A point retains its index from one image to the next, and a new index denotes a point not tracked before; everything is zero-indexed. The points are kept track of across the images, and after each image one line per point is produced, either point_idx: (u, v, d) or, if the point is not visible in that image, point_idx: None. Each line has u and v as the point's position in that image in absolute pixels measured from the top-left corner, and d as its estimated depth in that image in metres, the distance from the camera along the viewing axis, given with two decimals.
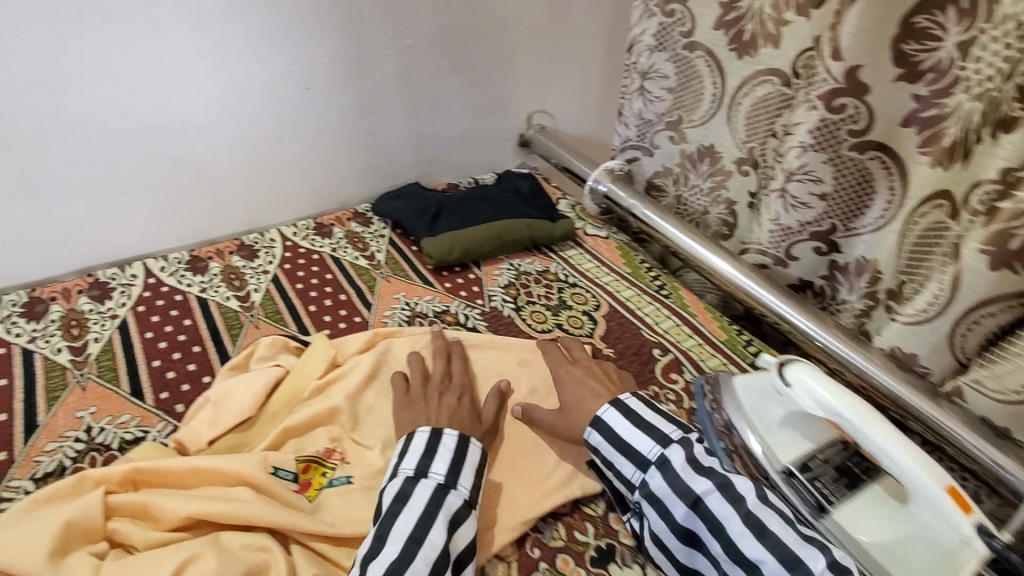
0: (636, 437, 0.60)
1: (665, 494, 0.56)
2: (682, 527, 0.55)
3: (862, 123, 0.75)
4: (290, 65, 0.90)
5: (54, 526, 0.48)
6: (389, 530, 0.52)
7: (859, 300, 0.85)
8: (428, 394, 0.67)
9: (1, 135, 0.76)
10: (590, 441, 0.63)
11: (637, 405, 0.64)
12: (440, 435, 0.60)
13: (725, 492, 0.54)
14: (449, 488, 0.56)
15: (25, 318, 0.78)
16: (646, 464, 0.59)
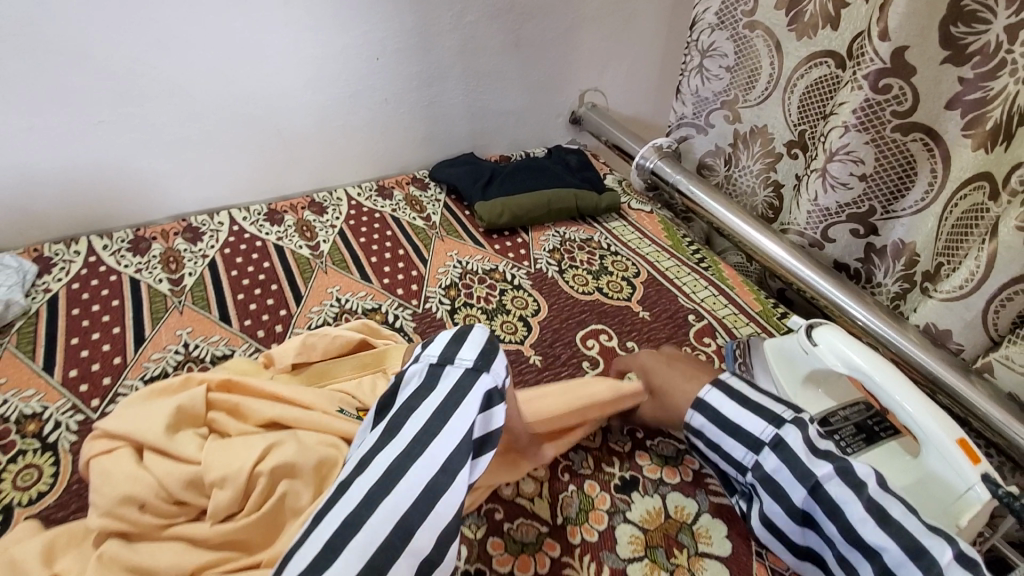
0: (745, 418, 0.59)
1: (781, 477, 0.54)
2: (796, 506, 0.53)
3: (907, 103, 0.76)
4: (365, 37, 0.98)
5: (169, 408, 0.58)
6: (408, 419, 0.51)
7: (895, 283, 0.87)
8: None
9: (122, 90, 0.86)
10: (692, 424, 0.63)
11: (740, 387, 0.62)
12: (470, 329, 0.58)
13: (845, 478, 0.51)
14: (479, 371, 0.54)
15: (132, 253, 0.90)
16: (758, 445, 0.57)
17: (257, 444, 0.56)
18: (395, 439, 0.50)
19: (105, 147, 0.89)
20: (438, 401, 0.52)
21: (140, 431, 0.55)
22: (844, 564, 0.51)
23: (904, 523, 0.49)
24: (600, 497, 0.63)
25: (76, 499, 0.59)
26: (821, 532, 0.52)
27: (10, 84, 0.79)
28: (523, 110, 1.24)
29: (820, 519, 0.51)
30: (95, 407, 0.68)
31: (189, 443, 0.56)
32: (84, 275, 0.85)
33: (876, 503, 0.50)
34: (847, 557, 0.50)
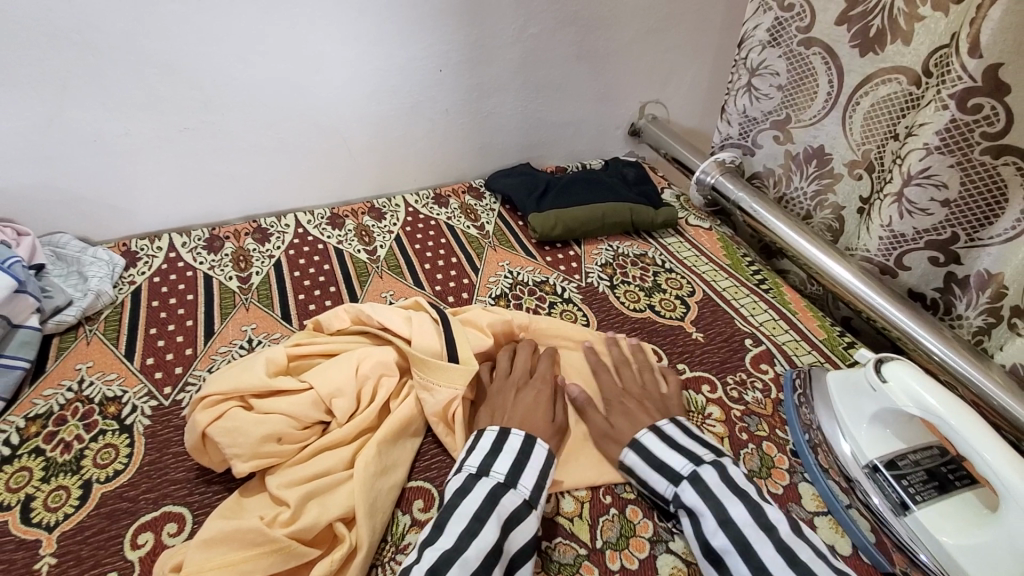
0: (670, 453, 0.62)
1: (696, 507, 0.57)
2: (706, 541, 0.56)
3: (999, 125, 0.69)
4: (428, 49, 1.00)
5: (261, 359, 0.66)
6: (447, 519, 0.54)
7: (979, 317, 0.80)
8: (508, 385, 0.70)
9: (207, 100, 0.93)
10: (624, 461, 0.64)
11: (673, 431, 0.65)
12: (507, 436, 0.63)
13: (758, 518, 0.55)
14: (509, 487, 0.58)
15: (207, 250, 0.96)
16: (678, 478, 0.60)
17: (332, 384, 0.65)
18: (447, 532, 0.53)
19: (189, 152, 0.96)
20: (476, 506, 0.55)
21: (243, 376, 0.64)
22: None
23: (814, 565, 0.51)
24: (642, 524, 0.62)
25: (146, 479, 0.63)
26: (730, 572, 0.54)
27: (110, 94, 0.87)
28: (580, 122, 1.24)
29: (732, 559, 0.54)
30: (168, 393, 0.73)
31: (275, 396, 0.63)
32: (164, 270, 0.92)
33: (785, 543, 0.53)
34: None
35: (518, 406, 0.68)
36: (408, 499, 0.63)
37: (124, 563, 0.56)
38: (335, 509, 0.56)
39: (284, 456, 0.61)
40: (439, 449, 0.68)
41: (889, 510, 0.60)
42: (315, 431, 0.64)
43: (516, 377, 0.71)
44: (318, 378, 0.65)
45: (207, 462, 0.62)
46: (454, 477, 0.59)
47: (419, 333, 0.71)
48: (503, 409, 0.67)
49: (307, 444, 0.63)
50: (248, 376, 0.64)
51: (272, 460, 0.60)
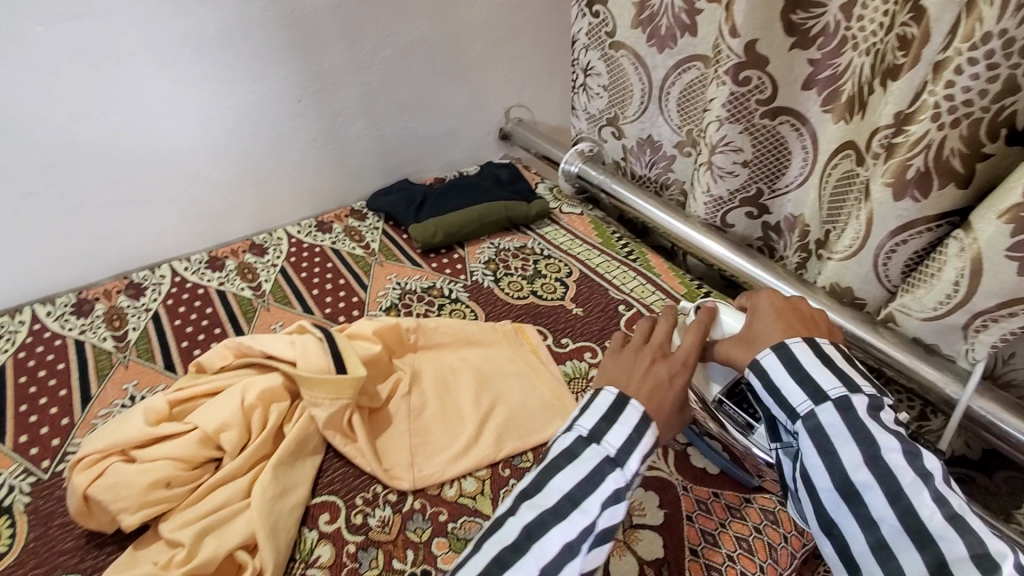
0: (823, 371, 0.54)
1: (838, 433, 0.51)
2: (844, 478, 0.50)
3: (768, 92, 0.81)
4: (280, 83, 1.02)
5: (138, 413, 0.65)
6: (533, 488, 0.52)
7: (795, 254, 0.93)
8: (643, 354, 0.61)
9: (50, 161, 0.89)
10: (761, 363, 0.57)
11: (832, 351, 0.56)
12: (626, 402, 0.55)
13: (914, 465, 0.49)
14: (617, 463, 0.52)
15: (75, 315, 0.91)
16: (821, 397, 0.53)
17: (213, 422, 0.64)
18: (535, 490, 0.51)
19: (38, 218, 0.92)
20: (574, 480, 0.51)
21: (122, 433, 0.62)
22: (879, 551, 0.48)
23: (968, 519, 0.47)
24: None
25: (32, 557, 0.60)
26: (865, 512, 0.49)
27: None
28: (451, 133, 1.29)
29: (875, 499, 0.49)
30: (47, 467, 0.69)
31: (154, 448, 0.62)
32: (28, 343, 0.87)
33: (940, 494, 0.48)
34: (891, 541, 0.48)
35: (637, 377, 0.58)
36: (313, 514, 0.64)
37: None
38: (232, 539, 0.57)
39: (176, 499, 0.60)
40: (341, 463, 0.70)
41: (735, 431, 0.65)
42: (206, 470, 0.63)
43: (654, 346, 0.61)
44: (201, 417, 0.65)
45: (94, 525, 0.60)
46: (562, 435, 0.54)
47: (302, 355, 0.72)
48: (630, 376, 0.58)
49: (198, 484, 0.62)
50: (126, 430, 0.63)
51: (162, 507, 0.60)
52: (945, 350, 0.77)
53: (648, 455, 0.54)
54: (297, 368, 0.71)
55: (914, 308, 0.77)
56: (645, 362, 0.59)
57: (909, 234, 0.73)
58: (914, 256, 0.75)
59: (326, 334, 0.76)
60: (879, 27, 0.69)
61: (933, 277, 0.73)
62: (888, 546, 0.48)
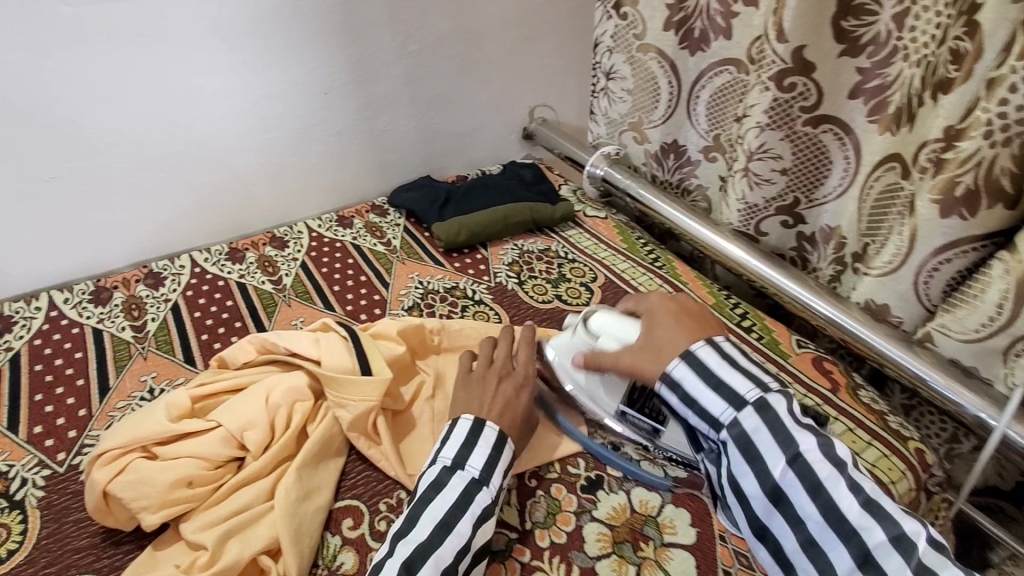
0: (734, 375, 0.61)
1: (759, 437, 0.57)
2: (774, 482, 0.56)
3: (812, 99, 0.79)
4: (307, 74, 1.00)
5: (160, 408, 0.63)
6: (421, 513, 0.56)
7: (829, 266, 0.90)
8: (489, 377, 0.68)
9: (72, 145, 0.87)
10: (672, 374, 0.63)
11: (731, 351, 0.64)
12: (481, 427, 0.62)
13: (827, 454, 0.56)
14: (482, 483, 0.59)
15: (93, 303, 0.90)
16: (741, 403, 0.59)
17: (237, 421, 0.63)
18: (418, 526, 0.55)
19: (57, 203, 0.90)
20: (449, 504, 0.57)
21: (144, 428, 0.61)
22: (810, 547, 0.54)
23: (882, 504, 0.53)
24: (566, 499, 0.66)
25: (47, 553, 0.59)
26: (792, 511, 0.55)
27: None
28: (474, 131, 1.27)
29: (799, 497, 0.55)
30: (62, 460, 0.68)
31: (177, 445, 0.61)
32: (45, 330, 0.85)
33: (855, 483, 0.54)
34: (820, 540, 0.53)
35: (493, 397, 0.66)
36: (336, 519, 0.63)
37: None
38: (255, 544, 0.56)
39: (198, 499, 0.59)
40: (363, 466, 0.68)
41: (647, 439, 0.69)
42: (228, 469, 0.62)
43: (500, 368, 0.69)
44: (224, 414, 0.64)
45: (112, 523, 0.59)
46: (429, 467, 0.60)
47: (328, 351, 0.70)
48: (480, 397, 0.66)
49: (220, 484, 0.61)
50: (149, 425, 0.61)
51: (183, 507, 0.58)
52: (984, 373, 0.76)
53: (507, 470, 0.62)
54: (323, 364, 0.69)
55: (953, 329, 0.75)
56: (491, 383, 0.67)
57: (954, 253, 0.71)
58: (957, 275, 0.73)
59: (351, 332, 0.74)
60: (930, 39, 0.67)
61: (977, 298, 0.71)
62: (817, 544, 0.54)
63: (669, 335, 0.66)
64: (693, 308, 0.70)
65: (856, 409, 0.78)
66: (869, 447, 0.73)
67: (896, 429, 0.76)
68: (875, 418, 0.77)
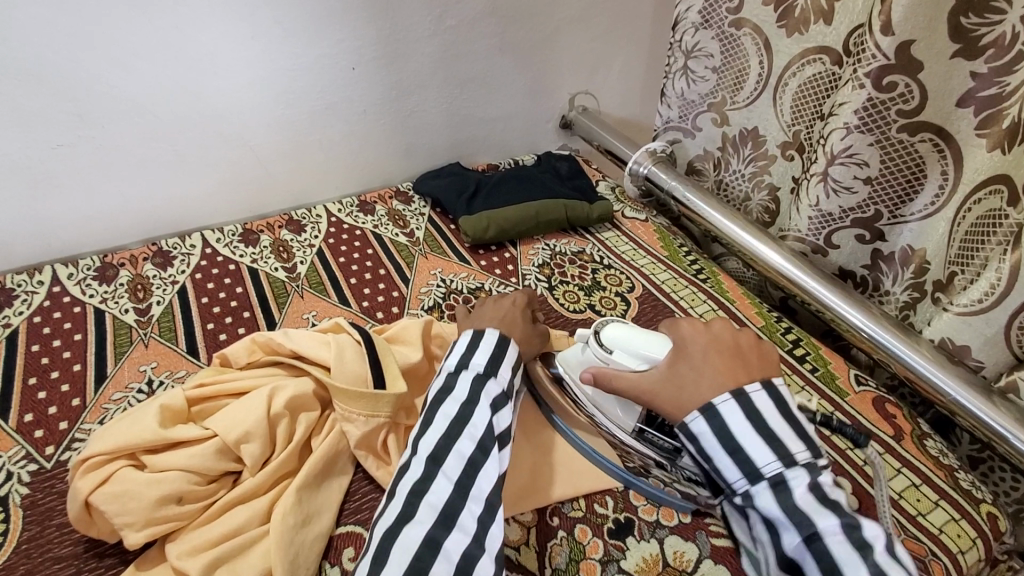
0: (755, 443, 0.52)
1: (773, 512, 0.50)
2: (785, 551, 0.50)
3: (914, 102, 0.70)
4: (339, 45, 0.93)
5: (152, 410, 0.57)
6: (434, 415, 0.55)
7: (904, 292, 0.81)
8: (489, 298, 0.73)
9: (83, 111, 0.81)
10: (690, 427, 0.55)
11: (765, 406, 0.54)
12: (481, 334, 0.63)
13: (851, 537, 0.47)
14: (489, 375, 0.59)
15: (97, 281, 0.85)
16: (757, 476, 0.52)
17: (234, 431, 0.57)
18: (433, 428, 0.54)
19: (65, 172, 0.84)
20: (460, 402, 0.56)
21: (131, 434, 0.55)
22: None
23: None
24: (592, 544, 0.59)
25: (24, 561, 0.54)
26: None
27: None
28: (511, 117, 1.19)
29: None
30: (49, 455, 0.63)
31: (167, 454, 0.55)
32: (46, 307, 0.81)
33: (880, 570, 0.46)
34: None
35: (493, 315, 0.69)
36: (337, 548, 0.57)
37: None
38: None
39: (187, 518, 0.54)
40: (370, 486, 0.62)
41: (665, 462, 0.63)
42: (222, 484, 0.56)
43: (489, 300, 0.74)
44: (222, 422, 0.58)
45: (95, 534, 0.54)
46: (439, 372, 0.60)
47: (338, 356, 0.64)
48: (482, 312, 0.70)
49: (214, 501, 0.55)
50: (139, 429, 0.55)
51: (172, 525, 0.53)
52: None
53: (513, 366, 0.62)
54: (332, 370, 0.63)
55: None
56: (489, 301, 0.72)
57: None
58: None
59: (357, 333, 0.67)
60: None
61: None
62: None
63: (695, 373, 0.57)
64: (727, 337, 0.61)
65: (922, 461, 0.69)
66: (936, 508, 0.64)
67: (967, 489, 0.67)
68: (944, 474, 0.68)
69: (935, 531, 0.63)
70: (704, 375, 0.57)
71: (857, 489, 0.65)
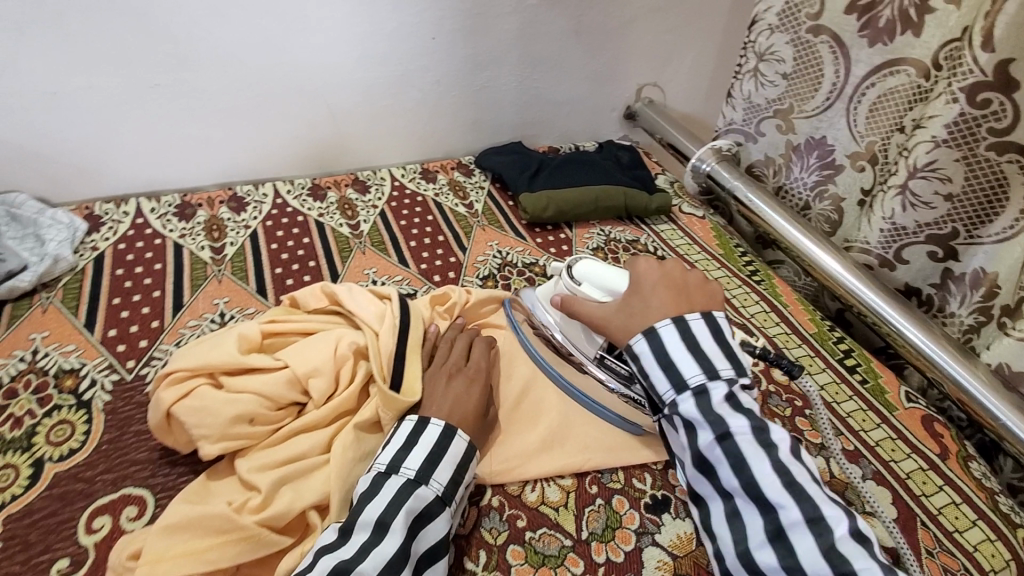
0: (684, 359, 0.56)
1: (697, 418, 0.55)
2: (699, 452, 0.55)
3: (1006, 121, 0.69)
4: (422, 15, 0.95)
5: (232, 337, 0.62)
6: (353, 521, 0.50)
7: (969, 315, 0.80)
8: (439, 373, 0.65)
9: (182, 54, 0.85)
10: (633, 348, 0.59)
11: (700, 330, 0.58)
12: (424, 426, 0.57)
13: (758, 437, 0.53)
14: (420, 483, 0.53)
15: (177, 217, 0.90)
16: (683, 387, 0.56)
17: (304, 366, 0.61)
18: (350, 540, 0.49)
19: (158, 110, 0.89)
20: (382, 506, 0.50)
21: (212, 356, 0.59)
22: (733, 519, 0.53)
23: (806, 488, 0.51)
24: (628, 514, 0.61)
25: (104, 459, 0.59)
26: (719, 483, 0.54)
27: (71, 43, 0.79)
28: (576, 102, 1.20)
29: (722, 470, 0.53)
30: (131, 368, 0.68)
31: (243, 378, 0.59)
32: (130, 236, 0.86)
33: (783, 466, 0.52)
34: (740, 512, 0.53)
35: (446, 392, 0.62)
36: None
37: (78, 549, 0.52)
38: (309, 496, 0.53)
39: (257, 438, 0.57)
40: None
41: (620, 385, 0.68)
42: (290, 412, 0.60)
43: (449, 364, 0.65)
44: (293, 356, 0.61)
45: (170, 442, 0.58)
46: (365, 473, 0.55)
47: (390, 332, 0.66)
48: (430, 396, 0.62)
49: (280, 426, 0.59)
50: (219, 353, 0.60)
51: (242, 443, 0.57)
52: None
53: (455, 469, 0.56)
54: (382, 344, 0.65)
55: None
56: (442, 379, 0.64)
57: None
58: None
59: (411, 314, 0.70)
60: None
61: None
62: (738, 514, 0.53)
63: (646, 304, 0.62)
64: (677, 271, 0.65)
65: (964, 481, 0.69)
66: (973, 527, 0.64)
67: (1006, 513, 0.67)
68: (984, 495, 0.68)
69: (970, 549, 0.62)
70: (652, 307, 0.62)
71: (895, 498, 0.65)
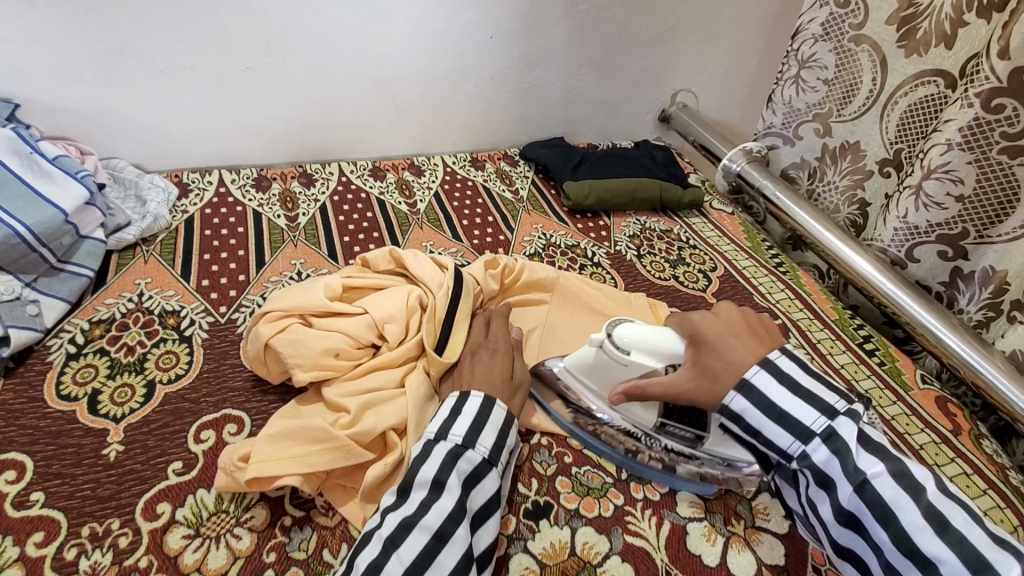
0: (794, 403, 0.53)
1: (831, 469, 0.50)
2: (840, 505, 0.50)
3: (1019, 126, 0.75)
4: (483, 15, 1.04)
5: (318, 286, 0.70)
6: (411, 483, 0.55)
7: (978, 311, 0.87)
8: (469, 356, 0.70)
9: (272, 41, 0.95)
10: (730, 406, 0.56)
11: (790, 368, 0.56)
12: (465, 398, 0.62)
13: (899, 480, 0.48)
14: (467, 447, 0.58)
15: (255, 189, 0.99)
16: (808, 434, 0.52)
17: (377, 313, 0.69)
18: (411, 499, 0.54)
19: (244, 91, 0.98)
20: (435, 470, 0.55)
21: (303, 299, 0.68)
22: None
23: (967, 532, 0.46)
24: None
25: (205, 385, 0.68)
26: (866, 536, 0.49)
27: (180, 28, 0.89)
28: (616, 102, 1.28)
29: (869, 524, 0.48)
30: (223, 312, 0.77)
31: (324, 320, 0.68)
32: (215, 203, 0.95)
33: (933, 509, 0.47)
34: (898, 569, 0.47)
35: (475, 371, 0.67)
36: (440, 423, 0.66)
37: (189, 455, 0.61)
38: (390, 419, 0.61)
39: (340, 371, 0.65)
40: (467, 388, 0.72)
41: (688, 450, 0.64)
42: (368, 352, 0.68)
43: (480, 349, 0.71)
44: (372, 305, 0.70)
45: (262, 371, 0.67)
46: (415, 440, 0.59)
47: (448, 296, 0.74)
48: (467, 375, 0.67)
49: (361, 363, 0.67)
50: (310, 297, 0.68)
51: (329, 373, 0.65)
52: None
53: (503, 431, 0.61)
54: (442, 306, 0.72)
55: None
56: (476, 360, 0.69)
57: None
58: None
59: (466, 283, 0.78)
60: None
61: None
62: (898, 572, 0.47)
63: (724, 359, 0.57)
64: (737, 317, 0.61)
65: (976, 455, 0.74)
66: (983, 495, 0.70)
67: (1015, 485, 0.72)
68: (995, 469, 0.73)
69: (980, 513, 0.68)
70: (733, 361, 0.57)
71: None
